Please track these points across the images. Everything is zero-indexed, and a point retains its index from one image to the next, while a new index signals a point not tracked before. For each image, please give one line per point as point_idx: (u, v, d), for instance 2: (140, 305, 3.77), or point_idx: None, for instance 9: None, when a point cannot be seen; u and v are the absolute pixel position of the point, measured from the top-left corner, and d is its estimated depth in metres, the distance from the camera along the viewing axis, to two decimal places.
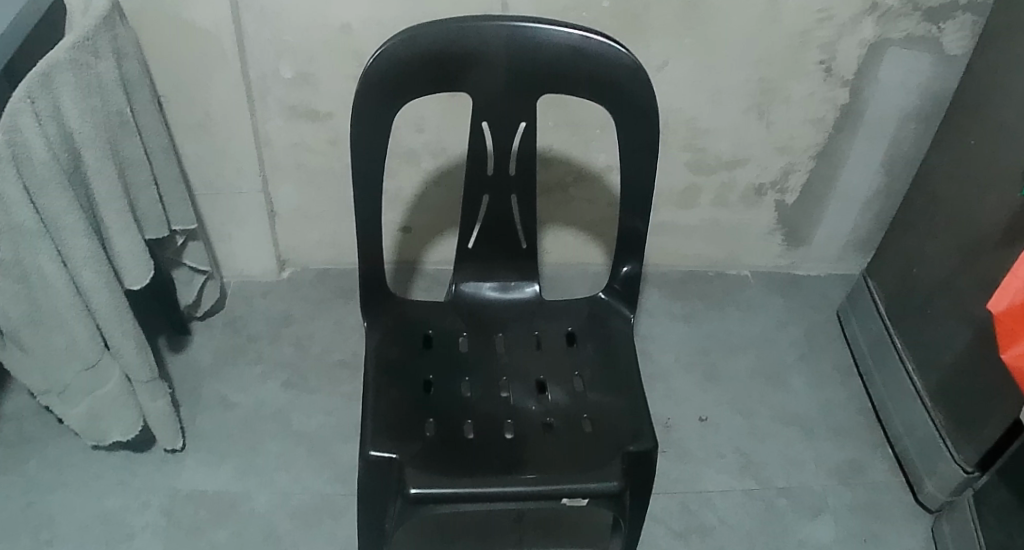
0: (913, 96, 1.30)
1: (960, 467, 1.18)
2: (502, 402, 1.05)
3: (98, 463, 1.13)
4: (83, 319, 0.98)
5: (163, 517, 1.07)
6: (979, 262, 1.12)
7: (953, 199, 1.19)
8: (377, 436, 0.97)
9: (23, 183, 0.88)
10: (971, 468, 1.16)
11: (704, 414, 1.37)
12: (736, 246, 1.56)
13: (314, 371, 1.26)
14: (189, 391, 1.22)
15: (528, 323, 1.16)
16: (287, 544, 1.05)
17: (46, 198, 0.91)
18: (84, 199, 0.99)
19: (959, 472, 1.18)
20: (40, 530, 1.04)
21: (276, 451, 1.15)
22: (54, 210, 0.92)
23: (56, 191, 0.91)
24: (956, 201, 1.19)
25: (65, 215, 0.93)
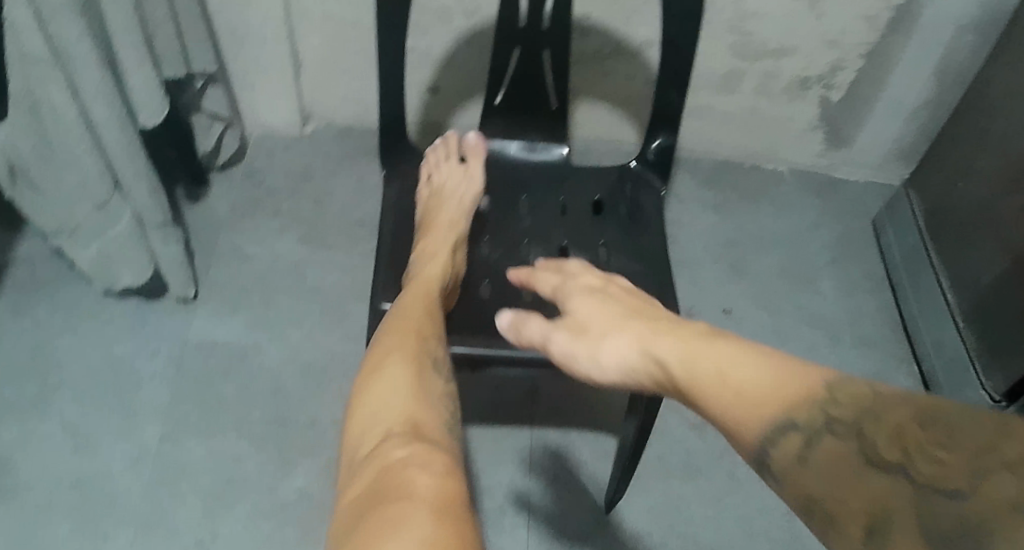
0: (974, 6, 1.25)
1: (987, 395, 1.16)
2: (522, 263, 1.04)
3: (113, 310, 1.22)
4: (95, 156, 0.99)
5: (171, 367, 1.17)
6: None
7: (1002, 127, 1.21)
8: (388, 288, 0.98)
9: (34, 6, 0.86)
10: (999, 398, 1.14)
11: (728, 307, 1.35)
12: (777, 138, 1.51)
13: (331, 230, 1.29)
14: (206, 241, 1.26)
15: (557, 186, 1.13)
16: (295, 399, 1.14)
17: (58, 26, 0.88)
18: (97, 29, 0.95)
19: (986, 400, 1.15)
20: (48, 376, 1.16)
21: (287, 307, 1.21)
22: (66, 38, 0.89)
23: (69, 19, 0.88)
24: (1009, 128, 1.19)
25: (76, 44, 0.90)
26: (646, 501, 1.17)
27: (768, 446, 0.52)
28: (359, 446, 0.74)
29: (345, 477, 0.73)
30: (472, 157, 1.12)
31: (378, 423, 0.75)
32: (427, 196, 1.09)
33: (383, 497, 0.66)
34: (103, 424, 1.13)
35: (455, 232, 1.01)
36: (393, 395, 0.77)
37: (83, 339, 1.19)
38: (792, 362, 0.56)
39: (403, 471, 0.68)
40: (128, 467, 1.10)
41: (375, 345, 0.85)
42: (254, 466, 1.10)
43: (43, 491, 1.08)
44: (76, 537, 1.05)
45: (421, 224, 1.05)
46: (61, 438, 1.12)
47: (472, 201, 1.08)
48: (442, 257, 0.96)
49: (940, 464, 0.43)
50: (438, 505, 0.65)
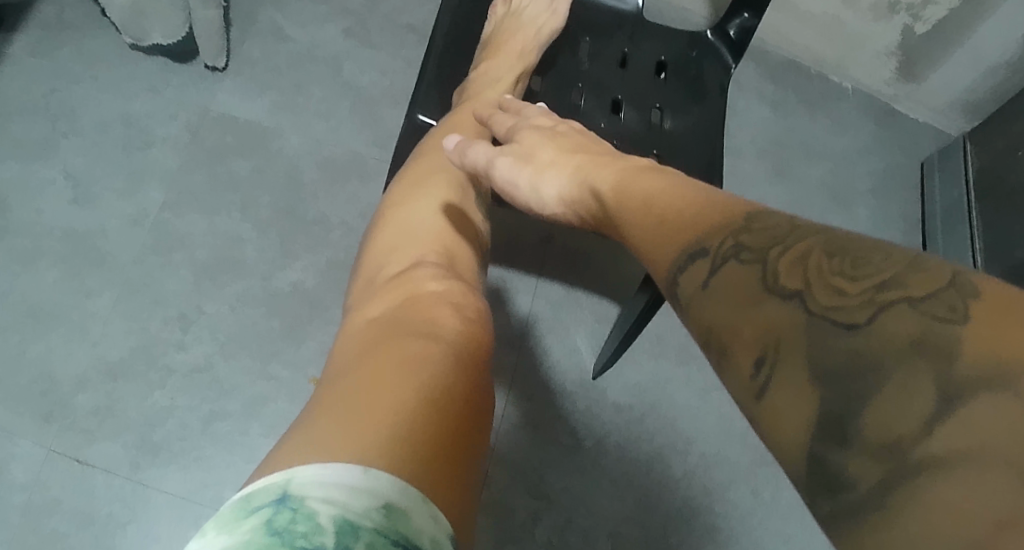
0: None
1: None
2: (572, 106, 1.01)
3: (134, 66, 1.16)
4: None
5: (187, 134, 1.13)
6: None
7: None
8: (429, 102, 0.98)
9: None
10: None
11: (761, 205, 1.35)
12: (849, 54, 1.44)
13: (378, 27, 1.23)
14: (247, 14, 1.20)
15: (625, 35, 1.06)
16: (309, 192, 1.12)
17: None
18: None
19: None
20: (59, 121, 1.11)
21: (318, 96, 1.18)
22: None
23: None
24: None
25: None
26: (633, 377, 1.17)
27: (678, 272, 0.46)
28: (385, 270, 0.72)
29: (363, 295, 0.70)
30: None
31: (409, 253, 0.73)
32: (501, 14, 1.05)
33: (408, 323, 0.63)
34: (107, 177, 1.10)
35: (521, 63, 1.00)
36: (428, 229, 0.75)
37: (101, 88, 1.14)
38: (719, 194, 0.51)
39: (431, 307, 0.65)
40: (124, 226, 1.08)
41: (417, 167, 0.82)
42: (252, 251, 1.08)
43: (32, 237, 1.05)
44: (62, 287, 1.04)
45: (487, 43, 1.03)
46: (60, 184, 1.08)
47: (549, 36, 1.03)
48: (501, 88, 0.97)
49: (842, 298, 0.37)
50: (462, 347, 0.62)
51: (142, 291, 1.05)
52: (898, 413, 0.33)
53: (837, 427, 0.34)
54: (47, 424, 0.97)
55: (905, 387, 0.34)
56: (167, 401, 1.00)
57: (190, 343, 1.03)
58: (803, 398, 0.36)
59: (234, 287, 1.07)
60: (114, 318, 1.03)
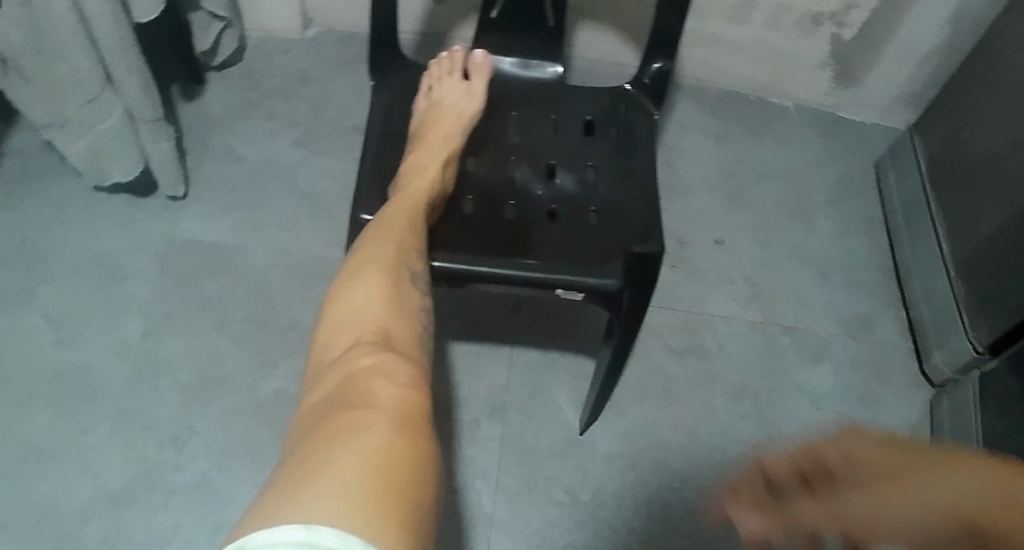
0: None
1: (971, 345, 1.21)
2: (509, 179, 1.05)
3: (99, 207, 1.22)
4: (84, 48, 1.01)
5: (157, 263, 1.18)
6: None
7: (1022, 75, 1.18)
8: (371, 199, 0.99)
9: None
10: (982, 350, 1.20)
11: (721, 237, 1.39)
12: (785, 74, 1.49)
13: (325, 132, 1.31)
14: (199, 141, 1.28)
15: (547, 104, 1.12)
16: (279, 300, 1.16)
17: None
18: None
19: (969, 351, 1.21)
20: (34, 267, 1.17)
21: (277, 208, 1.24)
22: None
23: None
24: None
25: None
26: (620, 425, 1.20)
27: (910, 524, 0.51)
28: (329, 355, 0.74)
29: (310, 384, 0.72)
30: (476, 76, 1.10)
31: (349, 333, 0.75)
32: (424, 109, 1.08)
33: (344, 402, 0.65)
34: (87, 314, 1.14)
35: (447, 149, 1.01)
36: (366, 309, 0.77)
37: (71, 232, 1.20)
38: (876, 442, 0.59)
39: (367, 381, 0.67)
40: (109, 358, 1.11)
41: (358, 255, 0.85)
42: (234, 364, 1.12)
43: (23, 383, 1.09)
44: (56, 425, 1.07)
45: (414, 136, 1.05)
46: (43, 327, 1.13)
47: (470, 119, 1.07)
48: (431, 173, 0.96)
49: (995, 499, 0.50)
50: (397, 417, 0.64)
51: (133, 420, 1.08)
52: None
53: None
54: None
55: None
56: (171, 521, 1.02)
57: (186, 463, 1.06)
58: None
59: (220, 402, 1.10)
60: (111, 447, 1.06)
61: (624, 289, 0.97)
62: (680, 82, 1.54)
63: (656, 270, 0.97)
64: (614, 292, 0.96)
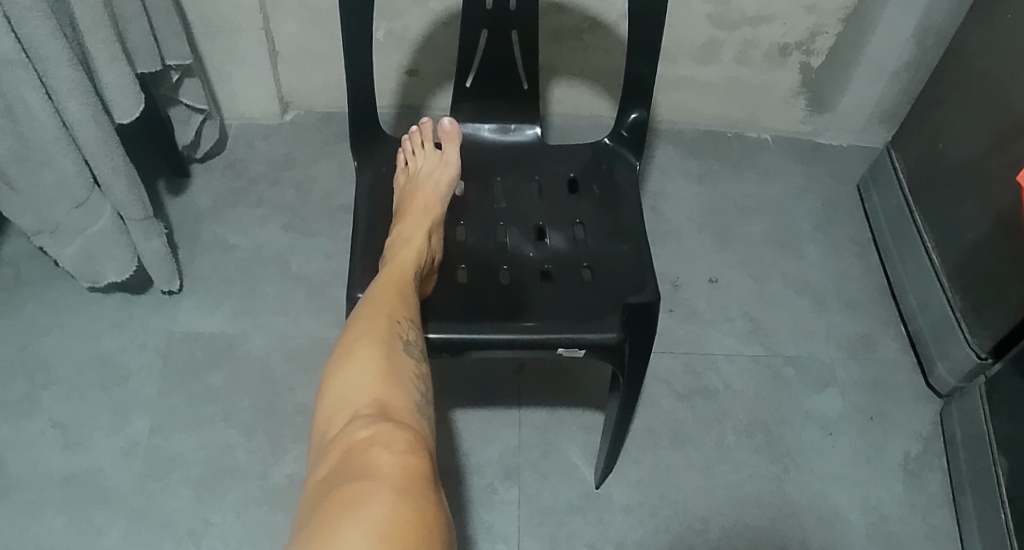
0: None
1: (974, 352, 1.22)
2: (499, 244, 1.06)
3: (97, 308, 1.23)
4: (70, 154, 1.02)
5: (159, 359, 1.19)
6: (1011, 146, 1.15)
7: (988, 83, 1.21)
8: (364, 278, 0.99)
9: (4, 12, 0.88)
10: (985, 355, 1.21)
11: (714, 275, 1.40)
12: (757, 107, 1.53)
13: (314, 214, 1.33)
14: (190, 232, 1.29)
15: (528, 167, 1.14)
16: (284, 385, 1.17)
17: (28, 27, 0.91)
18: (69, 29, 0.97)
19: (972, 357, 1.22)
20: (36, 373, 1.17)
21: (273, 294, 1.24)
22: (37, 39, 0.92)
23: (38, 20, 0.90)
24: (992, 86, 1.20)
25: (48, 44, 0.93)
26: (635, 474, 1.19)
27: None
28: (329, 430, 0.73)
29: (313, 462, 0.72)
30: (446, 143, 1.10)
31: (347, 408, 0.74)
32: (404, 182, 1.08)
33: (346, 476, 0.65)
34: (93, 417, 1.14)
35: (431, 218, 1.01)
36: (362, 379, 0.76)
37: (70, 336, 1.20)
38: None
39: (367, 450, 0.67)
40: (118, 459, 1.11)
41: (350, 327, 0.85)
42: (244, 454, 1.12)
43: (35, 489, 1.08)
44: (71, 533, 1.05)
45: (396, 211, 1.05)
46: (50, 433, 1.12)
47: (448, 186, 1.07)
48: (418, 245, 0.96)
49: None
50: (400, 483, 0.64)
51: (149, 518, 1.07)
52: None
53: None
54: None
55: None
56: None
57: None
58: None
59: (235, 491, 1.09)
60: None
61: (625, 341, 0.97)
62: (656, 126, 1.56)
63: (655, 318, 0.98)
64: (615, 344, 0.96)
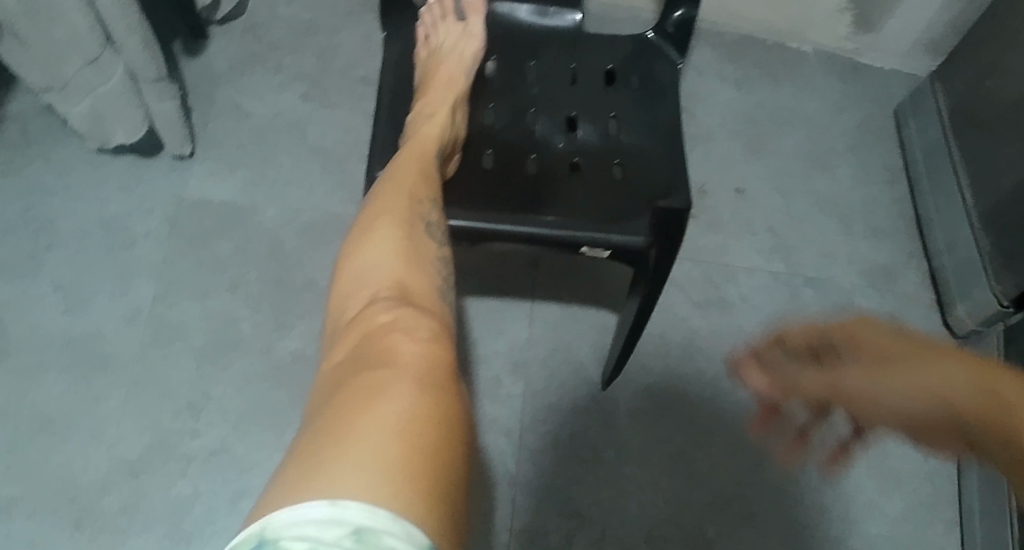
0: None
1: (996, 299, 1.18)
2: (529, 132, 1.02)
3: (105, 169, 1.19)
4: (84, 12, 0.98)
5: (166, 225, 1.15)
6: None
7: None
8: (385, 156, 0.95)
9: None
10: (1006, 303, 1.17)
11: (741, 186, 1.35)
12: (803, 16, 1.45)
13: (334, 85, 1.28)
14: (204, 97, 1.25)
15: (564, 54, 1.09)
16: (293, 260, 1.14)
17: None
18: None
19: (993, 304, 1.18)
20: (40, 235, 1.14)
21: (288, 165, 1.21)
22: None
23: None
24: None
25: None
26: (643, 381, 1.17)
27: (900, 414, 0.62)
28: (346, 313, 0.71)
29: (329, 346, 0.69)
30: (470, 14, 1.08)
31: (365, 292, 0.71)
32: (424, 56, 1.05)
33: (365, 360, 0.62)
34: (96, 280, 1.11)
35: (454, 91, 0.98)
36: (381, 262, 0.73)
37: (77, 196, 1.17)
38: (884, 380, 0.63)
39: (386, 336, 0.64)
40: (120, 326, 1.09)
41: (367, 209, 0.81)
42: (248, 327, 1.09)
43: (33, 352, 1.06)
44: (69, 397, 1.04)
45: (420, 83, 1.02)
46: (51, 297, 1.10)
47: (473, 55, 1.04)
48: (443, 118, 0.93)
49: (1001, 440, 0.55)
50: (422, 368, 0.61)
51: (148, 387, 1.05)
52: None
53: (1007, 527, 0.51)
54: (79, 530, 0.97)
55: None
56: (190, 489, 1.00)
57: (204, 429, 1.03)
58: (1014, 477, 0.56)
59: (237, 365, 1.07)
60: (125, 419, 1.03)
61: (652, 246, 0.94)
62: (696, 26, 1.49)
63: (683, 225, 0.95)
64: (641, 249, 0.93)
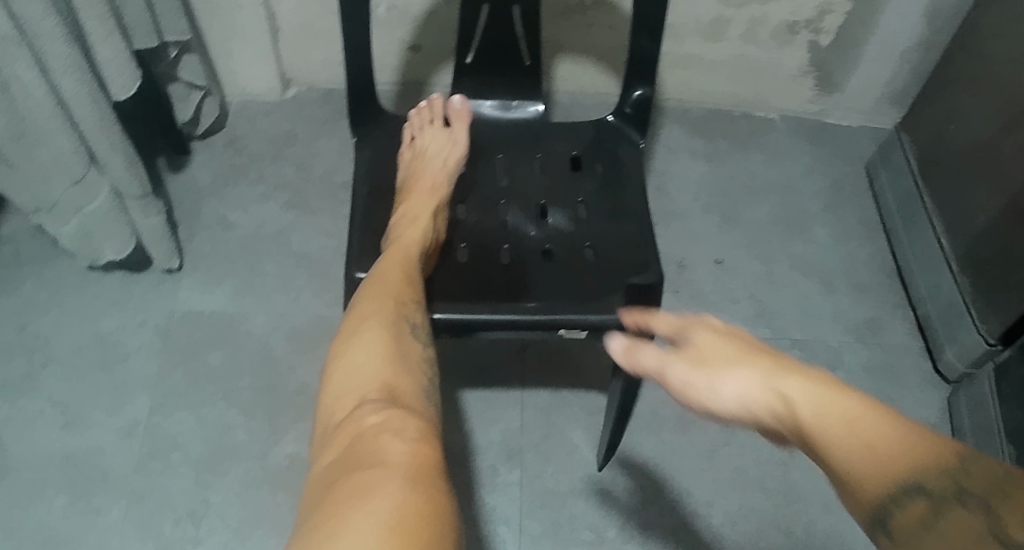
0: None
1: (983, 338, 1.19)
2: (501, 224, 1.04)
3: (97, 286, 1.22)
4: (67, 133, 1.01)
5: (158, 338, 1.17)
6: None
7: (1005, 61, 1.17)
8: (363, 256, 0.97)
9: None
10: (994, 341, 1.18)
11: (721, 257, 1.38)
12: (765, 84, 1.50)
13: (314, 190, 1.31)
14: (190, 209, 1.28)
15: (532, 143, 1.12)
16: (284, 365, 1.15)
17: (21, 2, 0.89)
18: (65, 9, 0.96)
19: (981, 343, 1.19)
20: (35, 353, 1.15)
21: (274, 272, 1.23)
22: (31, 15, 0.90)
23: None
24: (1006, 63, 1.17)
25: (43, 20, 0.91)
26: (638, 457, 1.18)
27: (888, 509, 0.53)
28: (334, 415, 0.72)
29: (318, 447, 0.70)
30: (457, 122, 1.11)
31: (353, 392, 0.72)
32: (408, 159, 1.07)
33: (355, 466, 0.63)
34: (91, 397, 1.13)
35: (436, 199, 0.99)
36: (367, 362, 0.75)
37: (71, 312, 1.19)
38: (873, 427, 0.56)
39: (376, 439, 0.65)
40: (118, 439, 1.10)
41: (355, 307, 0.83)
42: (244, 434, 1.10)
43: (33, 469, 1.07)
44: (70, 513, 1.04)
45: (401, 189, 1.03)
46: (49, 413, 1.11)
47: (456, 164, 1.07)
48: (421, 224, 0.94)
49: (1006, 520, 0.49)
50: (410, 473, 0.62)
51: (148, 498, 1.05)
52: None
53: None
54: None
55: None
56: None
57: (205, 536, 1.03)
58: None
59: (235, 472, 1.08)
60: (127, 529, 1.03)
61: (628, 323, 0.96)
62: (663, 105, 1.54)
63: (657, 300, 0.97)
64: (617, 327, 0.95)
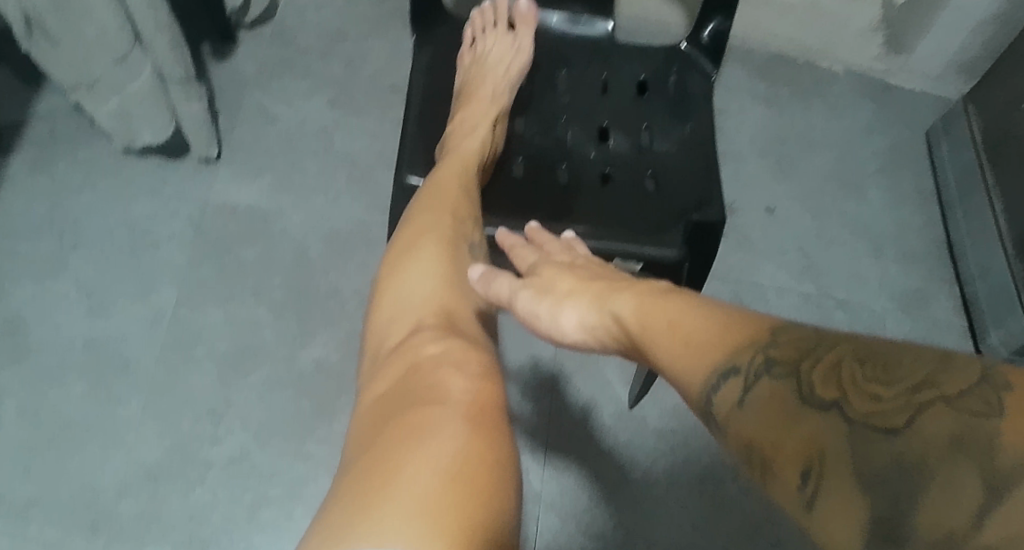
0: None
1: None
2: (559, 139, 0.99)
3: (132, 170, 1.19)
4: (111, 8, 0.95)
5: (190, 229, 1.14)
6: None
7: None
8: (416, 159, 0.94)
9: None
10: None
11: (772, 204, 1.34)
12: (834, 32, 1.45)
13: (361, 92, 1.27)
14: (232, 100, 1.24)
15: (599, 58, 1.06)
16: (318, 268, 1.12)
17: None
18: None
19: None
20: (65, 235, 1.13)
21: (314, 170, 1.20)
22: None
23: None
24: None
25: None
26: (671, 399, 1.14)
27: (710, 393, 0.48)
28: (388, 341, 0.70)
29: (369, 373, 0.68)
30: (521, 25, 1.07)
31: (409, 320, 0.71)
32: (468, 64, 1.05)
33: (412, 396, 0.61)
34: (118, 282, 1.10)
35: (496, 108, 0.98)
36: (424, 284, 0.74)
37: (104, 194, 1.16)
38: (747, 315, 0.51)
39: (435, 371, 0.63)
40: (142, 329, 1.07)
41: (412, 217, 0.81)
42: (272, 334, 1.08)
43: (54, 352, 1.05)
44: (88, 400, 1.02)
45: (459, 94, 1.01)
46: (74, 296, 1.09)
47: (518, 74, 1.03)
48: (482, 134, 0.93)
49: (843, 385, 0.42)
50: (468, 408, 0.60)
51: (168, 392, 1.03)
52: (943, 506, 0.36)
53: (892, 532, 0.37)
54: (94, 537, 0.94)
55: (945, 485, 0.37)
56: (209, 497, 0.98)
57: (223, 436, 1.01)
58: (852, 506, 0.38)
59: (259, 373, 1.05)
60: (145, 424, 1.01)
61: (686, 260, 0.93)
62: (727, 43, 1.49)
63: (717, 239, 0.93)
64: (675, 262, 0.92)
